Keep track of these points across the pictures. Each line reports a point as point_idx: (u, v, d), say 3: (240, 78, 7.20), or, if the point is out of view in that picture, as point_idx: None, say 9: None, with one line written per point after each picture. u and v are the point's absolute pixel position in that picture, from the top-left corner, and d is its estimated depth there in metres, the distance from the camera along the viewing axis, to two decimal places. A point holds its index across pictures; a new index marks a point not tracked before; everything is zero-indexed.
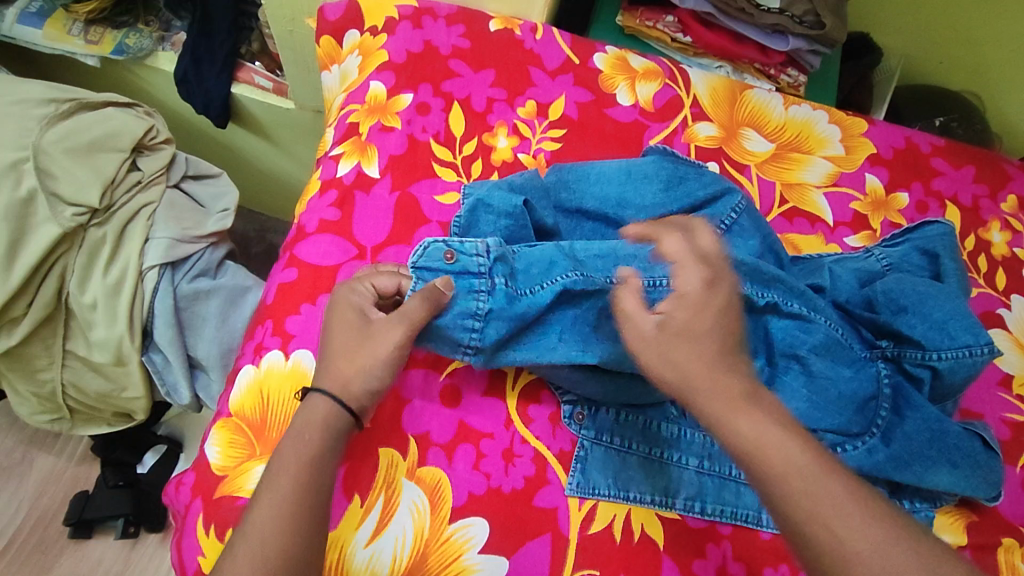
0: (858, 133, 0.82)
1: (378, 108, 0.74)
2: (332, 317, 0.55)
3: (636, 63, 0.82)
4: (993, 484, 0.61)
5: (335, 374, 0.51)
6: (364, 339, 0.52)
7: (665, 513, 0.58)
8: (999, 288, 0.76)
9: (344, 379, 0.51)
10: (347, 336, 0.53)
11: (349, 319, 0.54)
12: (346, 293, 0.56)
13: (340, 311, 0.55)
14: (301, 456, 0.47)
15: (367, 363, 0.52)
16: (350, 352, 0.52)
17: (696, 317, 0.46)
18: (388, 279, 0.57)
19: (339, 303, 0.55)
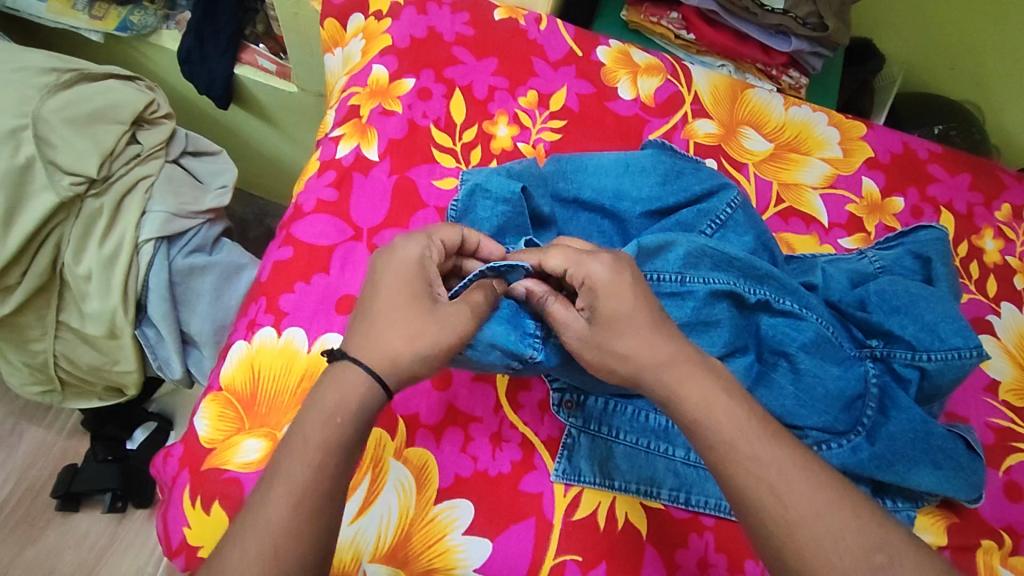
0: (856, 136, 0.83)
1: (380, 91, 0.74)
2: (387, 276, 0.49)
3: (639, 57, 0.82)
4: (976, 486, 0.61)
5: (385, 349, 0.46)
6: (427, 314, 0.48)
7: (649, 502, 0.58)
8: (990, 295, 0.76)
9: (394, 353, 0.46)
10: (408, 303, 0.48)
11: (413, 287, 0.49)
12: (410, 249, 0.51)
13: (402, 269, 0.50)
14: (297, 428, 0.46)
15: (424, 345, 0.47)
16: (411, 331, 0.47)
17: (617, 297, 0.49)
18: (451, 233, 0.54)
19: (399, 260, 0.50)
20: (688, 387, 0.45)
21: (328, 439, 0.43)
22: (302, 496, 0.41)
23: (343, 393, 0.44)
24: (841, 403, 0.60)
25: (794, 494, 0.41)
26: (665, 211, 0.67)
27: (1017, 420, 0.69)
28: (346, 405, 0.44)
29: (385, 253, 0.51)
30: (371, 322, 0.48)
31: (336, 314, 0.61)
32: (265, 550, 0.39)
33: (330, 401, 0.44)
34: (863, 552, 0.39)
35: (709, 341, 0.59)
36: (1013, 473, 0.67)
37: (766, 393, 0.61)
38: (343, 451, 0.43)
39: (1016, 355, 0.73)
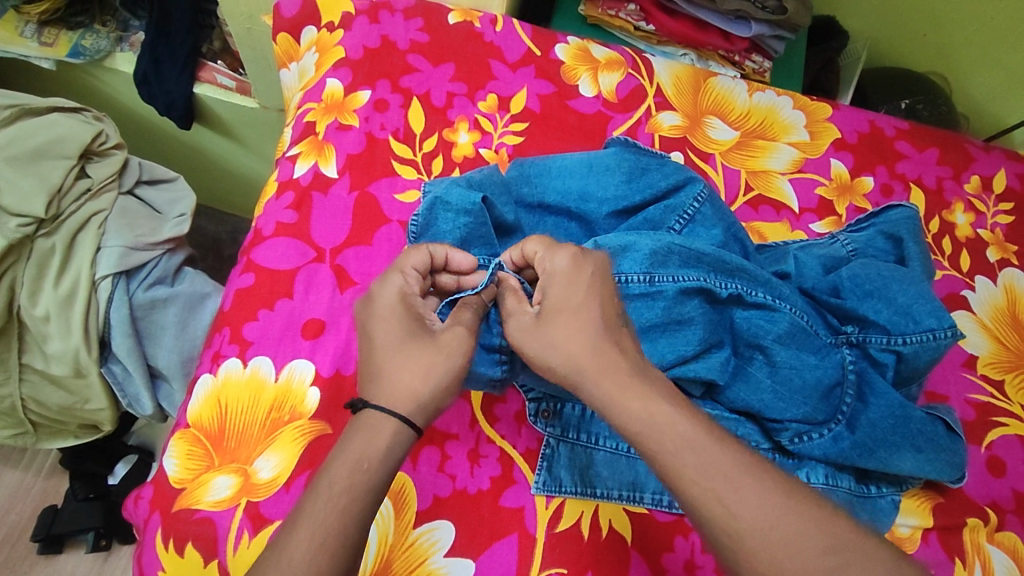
0: (822, 119, 0.82)
1: (335, 106, 0.72)
2: (378, 324, 0.48)
3: (598, 53, 0.80)
4: (957, 466, 0.61)
5: (404, 392, 0.45)
6: (430, 343, 0.47)
7: (632, 507, 0.58)
8: (963, 270, 0.76)
9: (417, 394, 0.45)
10: (410, 345, 0.46)
11: (406, 327, 0.47)
12: (389, 291, 0.49)
13: (390, 314, 0.48)
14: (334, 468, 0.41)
15: (441, 376, 0.46)
16: (424, 369, 0.45)
17: (570, 290, 0.48)
18: (419, 255, 0.52)
19: (383, 305, 0.49)
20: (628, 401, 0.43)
21: (360, 484, 0.41)
22: (320, 538, 0.38)
23: (372, 437, 0.42)
24: (821, 392, 0.60)
25: (744, 500, 0.39)
26: (631, 210, 0.67)
27: (996, 394, 0.69)
28: (385, 453, 0.42)
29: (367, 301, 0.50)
30: (378, 365, 0.46)
31: (302, 339, 0.60)
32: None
33: (356, 448, 0.42)
34: (815, 552, 0.38)
35: (675, 342, 0.58)
36: (995, 448, 0.67)
37: (735, 384, 0.60)
38: (377, 485, 0.41)
39: (992, 330, 0.73)
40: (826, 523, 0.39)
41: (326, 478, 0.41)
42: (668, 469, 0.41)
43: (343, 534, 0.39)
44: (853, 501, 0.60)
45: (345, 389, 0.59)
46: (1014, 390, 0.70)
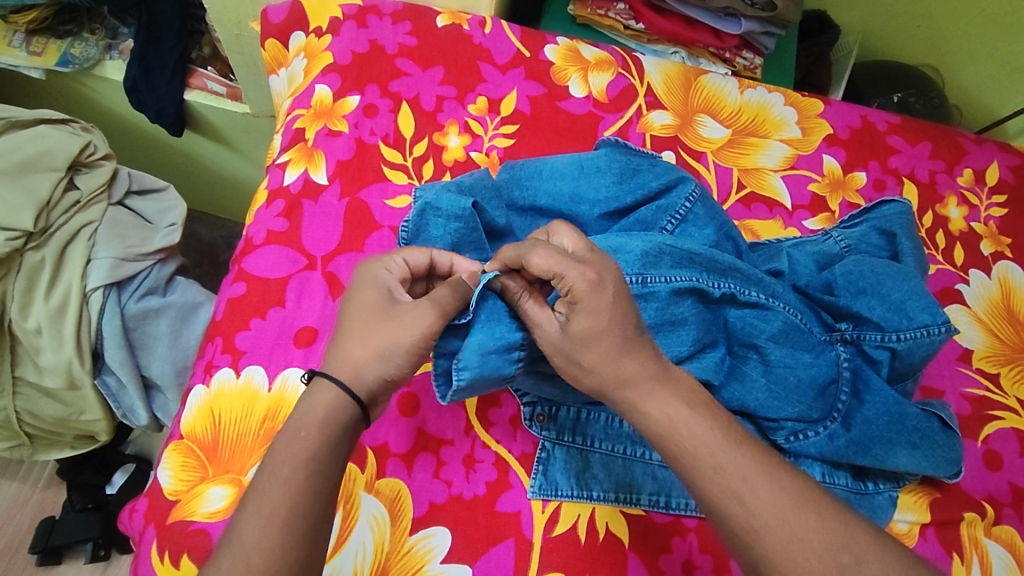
0: (814, 114, 0.81)
1: (324, 112, 0.72)
2: (355, 299, 0.50)
3: (588, 53, 0.80)
4: (954, 462, 0.61)
5: (347, 360, 0.47)
6: (385, 319, 0.47)
7: (629, 509, 0.58)
8: (957, 264, 0.75)
9: (357, 364, 0.46)
10: (371, 320, 0.48)
11: (371, 302, 0.49)
12: (376, 272, 0.51)
13: (368, 292, 0.49)
14: (296, 455, 0.42)
15: (385, 350, 0.46)
16: (369, 339, 0.47)
17: (593, 317, 0.44)
18: (419, 254, 0.52)
19: (364, 287, 0.50)
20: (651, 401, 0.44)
21: (311, 454, 0.42)
22: (270, 511, 0.40)
23: (319, 412, 0.44)
24: (817, 391, 0.60)
25: (759, 499, 0.40)
26: (623, 211, 0.66)
27: (992, 387, 0.69)
28: (326, 423, 0.44)
29: (357, 280, 0.51)
30: (340, 339, 0.48)
31: (294, 347, 0.60)
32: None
33: (308, 418, 0.44)
34: (827, 549, 0.39)
35: (674, 342, 0.57)
36: (992, 442, 0.67)
37: (732, 384, 0.60)
38: (328, 460, 0.43)
39: (987, 323, 0.73)
40: (838, 521, 0.40)
41: (280, 445, 0.43)
42: (686, 468, 0.43)
43: (291, 503, 0.40)
44: (851, 498, 0.60)
45: None
46: (1010, 383, 0.70)
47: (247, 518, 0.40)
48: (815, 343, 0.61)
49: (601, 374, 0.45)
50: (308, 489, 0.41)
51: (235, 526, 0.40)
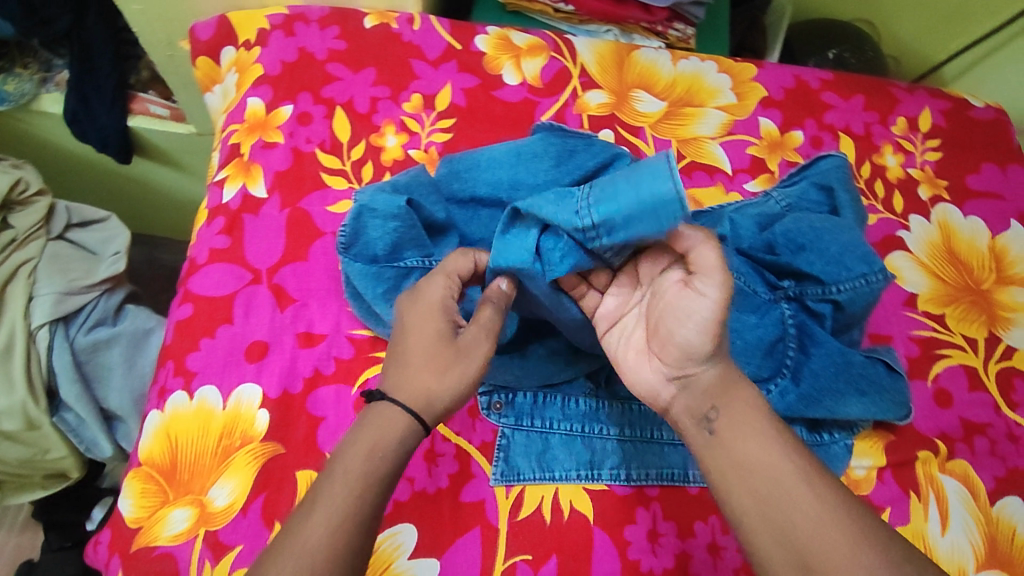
0: (748, 79, 0.82)
1: (258, 124, 0.71)
2: (412, 317, 0.50)
3: (519, 40, 0.80)
4: (902, 404, 0.63)
5: (419, 387, 0.47)
6: (452, 347, 0.49)
7: (592, 486, 0.59)
8: (898, 211, 0.77)
9: (429, 392, 0.47)
10: (436, 343, 0.48)
11: (434, 325, 0.49)
12: (434, 290, 0.51)
13: (428, 311, 0.50)
14: (363, 470, 0.44)
15: (456, 378, 0.48)
16: (436, 366, 0.48)
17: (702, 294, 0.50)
18: (463, 262, 0.54)
19: (423, 302, 0.51)
20: (729, 400, 0.48)
21: (368, 471, 0.44)
22: (337, 520, 0.42)
23: (385, 429, 0.46)
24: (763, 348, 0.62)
25: None
26: None
27: (939, 327, 0.71)
28: (399, 446, 0.46)
29: (411, 296, 0.52)
30: (404, 362, 0.48)
31: (246, 362, 0.60)
32: None
33: (367, 439, 0.45)
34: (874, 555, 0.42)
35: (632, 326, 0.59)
36: (942, 380, 0.69)
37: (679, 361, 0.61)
38: (380, 479, 0.44)
39: (930, 266, 0.74)
40: None
41: (339, 464, 0.44)
42: None
43: (331, 519, 0.42)
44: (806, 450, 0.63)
45: (295, 408, 0.59)
46: (955, 321, 0.72)
47: (310, 526, 0.42)
48: (758, 304, 0.63)
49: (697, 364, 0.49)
50: (368, 509, 0.43)
51: (298, 531, 0.42)
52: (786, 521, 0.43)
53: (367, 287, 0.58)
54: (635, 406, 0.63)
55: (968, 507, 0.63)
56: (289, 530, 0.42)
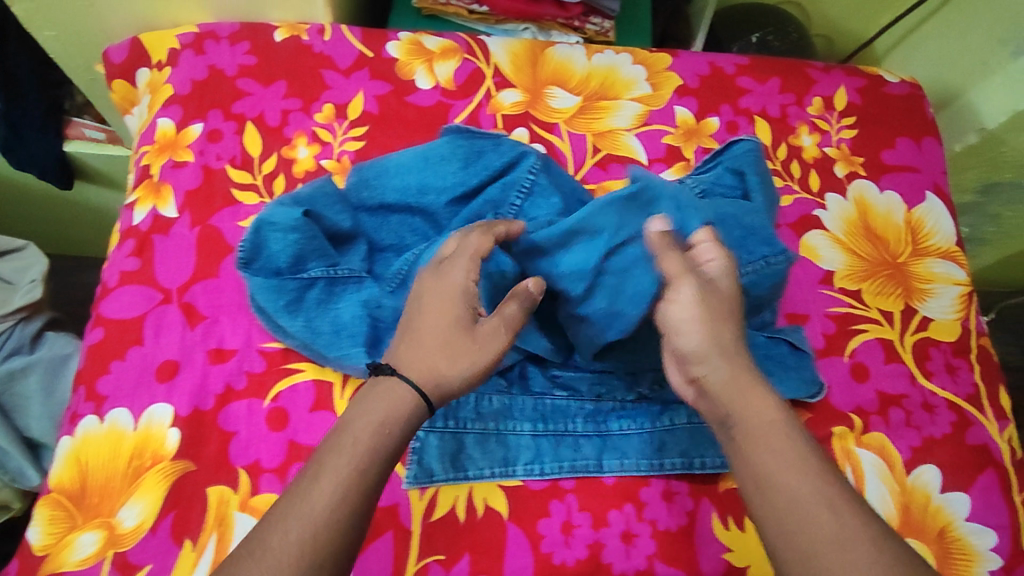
0: (662, 69, 0.82)
1: (168, 144, 0.71)
2: (431, 300, 0.52)
3: (432, 44, 0.80)
4: (807, 381, 0.65)
5: (429, 367, 0.49)
6: (468, 334, 0.51)
7: (507, 482, 0.61)
8: (814, 190, 0.77)
9: (439, 373, 0.49)
10: (451, 328, 0.51)
11: (450, 311, 0.51)
12: (456, 274, 0.53)
13: (447, 297, 0.52)
14: (369, 437, 0.45)
15: (468, 363, 0.50)
16: (449, 349, 0.50)
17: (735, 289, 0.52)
18: (487, 244, 0.55)
19: (446, 286, 0.53)
20: (755, 402, 0.47)
21: (377, 445, 0.45)
22: (342, 483, 0.43)
23: (392, 403, 0.47)
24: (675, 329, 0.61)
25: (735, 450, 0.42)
26: (471, 194, 0.67)
27: (855, 303, 0.72)
28: (409, 419, 0.47)
29: (434, 279, 0.53)
30: (417, 340, 0.51)
31: (157, 383, 0.61)
32: (307, 536, 0.40)
33: (379, 411, 0.46)
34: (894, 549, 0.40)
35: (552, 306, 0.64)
36: (858, 354, 0.70)
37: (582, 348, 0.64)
38: (385, 455, 0.45)
39: (847, 243, 0.75)
40: None
41: (352, 431, 0.45)
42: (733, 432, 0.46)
43: (335, 488, 0.42)
44: None
45: (207, 424, 0.60)
46: (871, 297, 0.73)
47: (312, 484, 0.42)
48: None
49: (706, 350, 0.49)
50: (374, 476, 0.44)
51: (311, 487, 0.42)
52: (799, 525, 0.41)
53: (269, 300, 0.59)
54: (548, 399, 0.64)
55: (885, 479, 0.65)
56: (299, 493, 0.42)
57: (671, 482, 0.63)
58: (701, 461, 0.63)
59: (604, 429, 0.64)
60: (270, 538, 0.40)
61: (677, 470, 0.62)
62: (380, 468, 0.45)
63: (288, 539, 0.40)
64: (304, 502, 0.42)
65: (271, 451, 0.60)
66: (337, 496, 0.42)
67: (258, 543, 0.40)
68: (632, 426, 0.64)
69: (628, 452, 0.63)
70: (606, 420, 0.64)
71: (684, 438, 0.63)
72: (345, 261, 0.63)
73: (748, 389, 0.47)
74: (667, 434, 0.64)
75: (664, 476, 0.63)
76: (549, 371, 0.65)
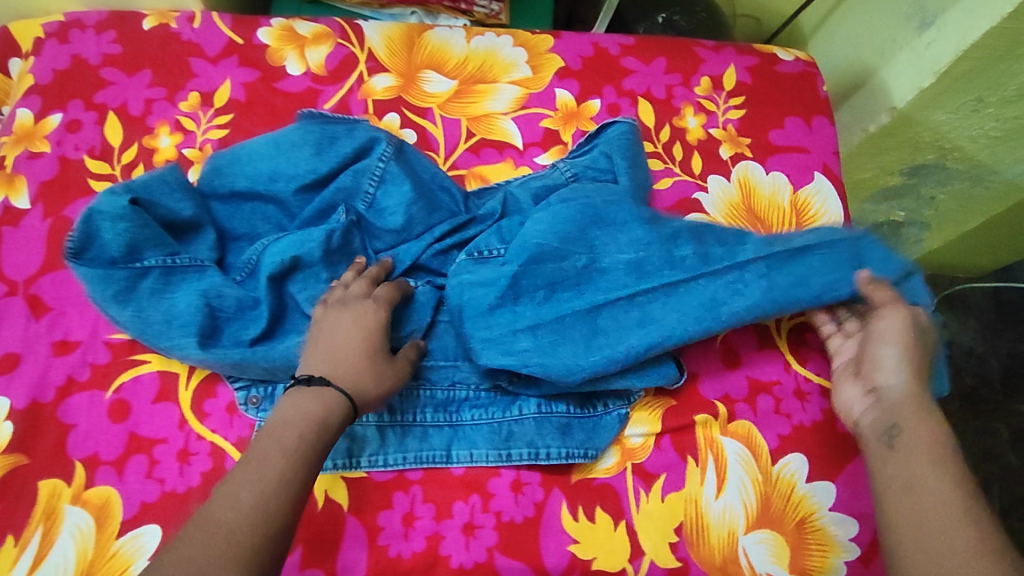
0: (543, 50, 0.81)
1: (25, 135, 0.71)
2: (348, 328, 0.56)
3: (304, 29, 0.79)
4: (664, 373, 0.63)
5: (358, 383, 0.53)
6: (385, 363, 0.56)
7: (349, 474, 0.60)
8: (696, 173, 0.76)
9: (366, 390, 0.53)
10: (368, 355, 0.55)
11: (366, 341, 0.56)
12: (366, 310, 0.57)
13: (359, 328, 0.56)
14: (306, 428, 0.49)
15: (388, 385, 0.55)
16: (370, 372, 0.54)
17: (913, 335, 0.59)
18: (391, 287, 0.61)
19: (358, 319, 0.57)
20: (916, 425, 0.54)
21: (314, 434, 0.49)
22: (281, 466, 0.47)
23: (326, 404, 0.51)
24: (629, 269, 0.62)
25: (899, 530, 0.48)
26: (321, 181, 0.66)
27: None
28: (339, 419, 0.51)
29: (343, 311, 0.57)
30: (340, 360, 0.54)
31: None
32: (249, 512, 0.44)
33: (318, 408, 0.51)
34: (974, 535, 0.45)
35: (471, 269, 0.63)
36: (729, 339, 0.68)
37: (529, 272, 0.62)
38: (325, 447, 0.50)
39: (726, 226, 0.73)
40: None
41: (287, 421, 0.50)
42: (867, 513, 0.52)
43: (279, 479, 0.46)
44: (571, 423, 0.63)
45: (45, 416, 0.60)
46: None
47: (260, 466, 0.47)
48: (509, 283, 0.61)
49: (891, 377, 0.58)
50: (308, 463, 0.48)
51: (251, 469, 0.47)
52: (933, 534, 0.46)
53: (97, 289, 0.58)
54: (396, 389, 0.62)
55: (748, 469, 0.63)
56: (246, 475, 0.46)
57: (522, 472, 0.62)
58: (545, 452, 0.61)
59: (455, 419, 0.63)
60: (214, 515, 0.44)
61: (522, 460, 0.61)
62: (314, 458, 0.49)
63: (236, 518, 0.43)
64: (246, 483, 0.46)
65: (108, 444, 0.59)
66: (272, 477, 0.46)
67: (205, 516, 0.44)
68: (483, 416, 0.64)
69: (476, 442, 0.62)
70: (459, 410, 0.64)
71: (531, 429, 0.63)
72: (189, 249, 0.63)
73: (903, 417, 0.55)
74: (516, 425, 0.63)
75: (513, 466, 0.62)
76: None
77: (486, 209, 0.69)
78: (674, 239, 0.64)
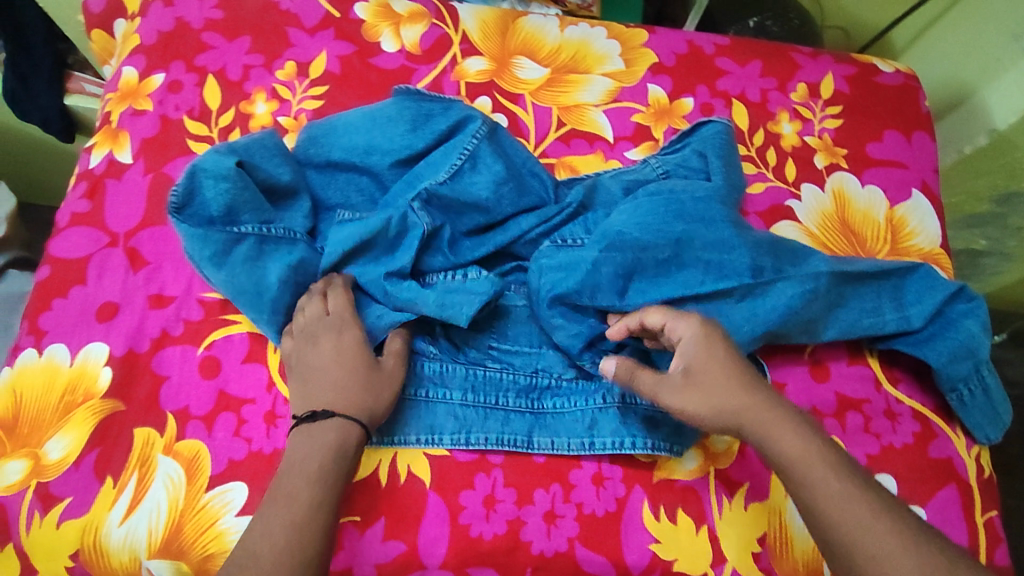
0: (637, 45, 0.80)
1: (129, 93, 0.72)
2: (322, 359, 0.56)
3: (400, 7, 0.79)
4: None
5: (356, 405, 0.54)
6: (373, 377, 0.56)
7: (432, 450, 0.60)
8: (790, 179, 0.74)
9: (369, 407, 0.55)
10: (348, 376, 0.55)
11: (343, 364, 0.56)
12: (325, 336, 0.57)
13: (333, 357, 0.56)
14: (321, 461, 0.51)
15: (387, 394, 0.56)
16: (361, 391, 0.55)
17: (710, 354, 0.53)
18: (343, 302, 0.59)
19: (325, 348, 0.57)
20: (779, 435, 0.50)
21: (332, 466, 0.51)
22: (303, 500, 0.49)
23: (344, 432, 0.53)
24: (709, 270, 0.61)
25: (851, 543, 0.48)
26: (415, 158, 0.67)
27: None
28: (351, 445, 0.53)
29: (309, 344, 0.57)
30: (325, 392, 0.55)
31: (96, 323, 0.62)
32: (281, 547, 0.46)
33: (332, 439, 0.52)
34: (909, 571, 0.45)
35: (551, 257, 0.63)
36: (818, 352, 0.67)
37: (609, 259, 0.60)
38: (345, 472, 0.51)
39: (820, 237, 0.71)
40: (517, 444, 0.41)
41: (303, 458, 0.51)
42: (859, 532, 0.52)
43: (311, 505, 0.49)
44: (658, 414, 0.62)
45: (139, 366, 0.61)
46: None
47: (282, 506, 0.48)
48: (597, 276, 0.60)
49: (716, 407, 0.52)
50: (327, 491, 0.50)
51: (274, 508, 0.48)
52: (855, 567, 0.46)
53: (195, 248, 0.58)
54: (480, 370, 0.63)
55: None
56: (269, 515, 0.48)
57: (603, 466, 0.61)
58: (632, 442, 0.61)
59: (538, 406, 0.63)
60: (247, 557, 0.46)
61: (606, 450, 0.61)
62: (332, 486, 0.50)
63: (273, 554, 0.46)
64: (274, 522, 0.47)
65: (199, 399, 0.60)
66: (293, 513, 0.48)
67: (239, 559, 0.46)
68: (567, 404, 0.63)
69: (560, 430, 0.62)
70: (542, 397, 0.63)
71: (615, 421, 0.62)
72: (283, 215, 0.63)
73: (764, 428, 0.51)
74: (599, 415, 0.62)
75: (596, 457, 0.61)
76: (484, 343, 0.65)
77: (574, 195, 0.67)
78: (758, 248, 0.62)
